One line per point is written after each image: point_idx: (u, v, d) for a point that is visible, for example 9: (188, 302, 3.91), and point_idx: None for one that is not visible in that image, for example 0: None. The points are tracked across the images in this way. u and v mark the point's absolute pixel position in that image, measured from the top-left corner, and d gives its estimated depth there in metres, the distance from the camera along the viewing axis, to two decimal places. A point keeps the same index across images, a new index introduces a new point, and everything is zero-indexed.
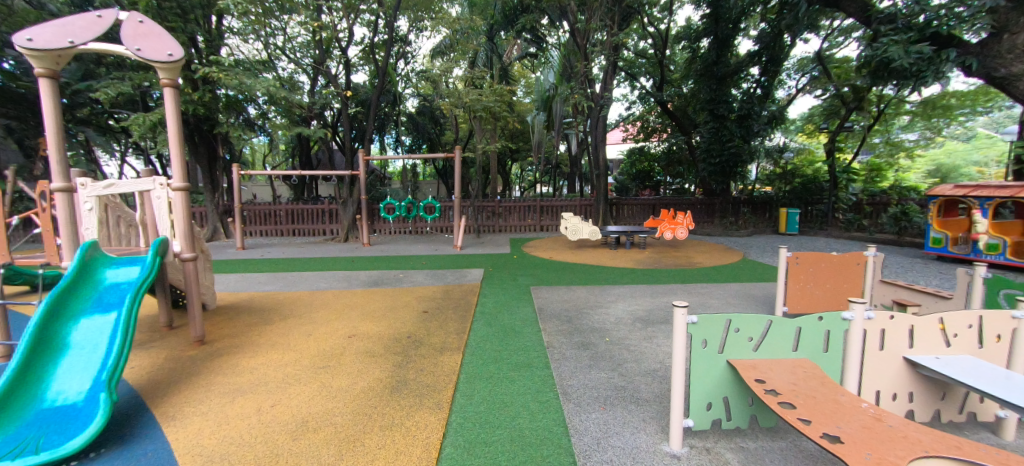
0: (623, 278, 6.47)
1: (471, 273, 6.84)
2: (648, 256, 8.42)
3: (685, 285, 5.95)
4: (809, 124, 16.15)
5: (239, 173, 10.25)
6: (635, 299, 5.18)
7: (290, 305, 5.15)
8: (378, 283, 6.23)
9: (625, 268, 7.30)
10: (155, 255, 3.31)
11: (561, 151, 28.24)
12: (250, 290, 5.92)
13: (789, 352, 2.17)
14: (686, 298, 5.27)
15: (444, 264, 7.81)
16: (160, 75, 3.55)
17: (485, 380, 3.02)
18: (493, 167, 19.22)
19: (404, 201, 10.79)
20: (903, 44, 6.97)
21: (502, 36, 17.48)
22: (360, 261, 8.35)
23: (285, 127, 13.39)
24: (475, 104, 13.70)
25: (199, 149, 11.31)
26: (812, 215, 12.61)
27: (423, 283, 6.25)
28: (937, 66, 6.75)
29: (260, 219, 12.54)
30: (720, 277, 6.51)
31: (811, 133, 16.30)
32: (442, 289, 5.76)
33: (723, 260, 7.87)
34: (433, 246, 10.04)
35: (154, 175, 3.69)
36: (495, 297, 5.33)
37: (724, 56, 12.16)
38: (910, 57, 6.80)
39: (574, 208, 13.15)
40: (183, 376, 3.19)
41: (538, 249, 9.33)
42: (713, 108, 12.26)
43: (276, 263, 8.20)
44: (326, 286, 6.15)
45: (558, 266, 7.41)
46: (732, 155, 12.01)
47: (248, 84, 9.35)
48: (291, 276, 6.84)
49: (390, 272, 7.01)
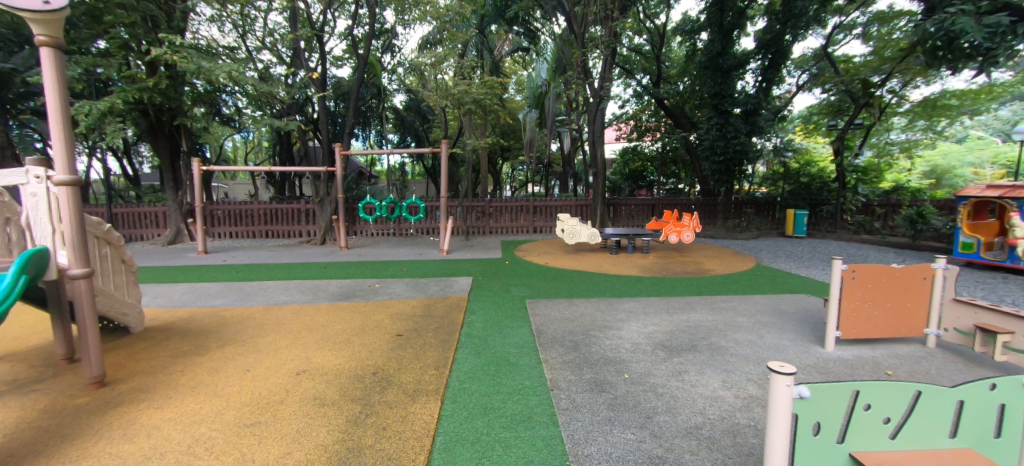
0: (631, 289, 5.65)
1: (457, 284, 5.98)
2: (653, 262, 7.63)
3: (704, 299, 5.15)
4: (809, 124, 15.64)
5: (200, 169, 9.19)
6: (651, 317, 4.37)
7: (235, 325, 4.24)
8: (347, 296, 5.33)
9: (631, 276, 6.49)
10: (16, 275, 2.39)
11: (554, 149, 27.55)
12: (193, 305, 4.99)
13: (941, 440, 1.40)
14: (710, 314, 4.48)
15: (428, 271, 6.93)
16: (32, 29, 2.60)
17: (470, 447, 2.19)
18: (484, 166, 18.37)
19: (385, 200, 9.88)
20: (973, 15, 6.46)
21: (493, 30, 16.68)
22: (332, 267, 7.41)
23: (257, 121, 12.32)
24: (464, 98, 12.85)
25: (159, 142, 10.31)
26: (820, 217, 11.96)
27: (401, 296, 5.37)
28: (1010, 42, 6.18)
29: (229, 220, 11.52)
30: (740, 287, 5.74)
31: (811, 132, 15.80)
32: (422, 305, 4.89)
33: (737, 267, 7.12)
34: (417, 250, 9.14)
35: (30, 165, 2.82)
36: (484, 315, 4.49)
37: (729, 47, 11.42)
38: (983, 30, 6.27)
39: (570, 208, 12.37)
40: (52, 441, 2.30)
41: (532, 253, 8.52)
42: (717, 103, 11.53)
43: (236, 270, 7.23)
44: (285, 298, 5.24)
45: (557, 274, 6.57)
46: (737, 153, 11.25)
47: (206, 68, 8.23)
48: (249, 287, 5.90)
49: (365, 282, 6.12)
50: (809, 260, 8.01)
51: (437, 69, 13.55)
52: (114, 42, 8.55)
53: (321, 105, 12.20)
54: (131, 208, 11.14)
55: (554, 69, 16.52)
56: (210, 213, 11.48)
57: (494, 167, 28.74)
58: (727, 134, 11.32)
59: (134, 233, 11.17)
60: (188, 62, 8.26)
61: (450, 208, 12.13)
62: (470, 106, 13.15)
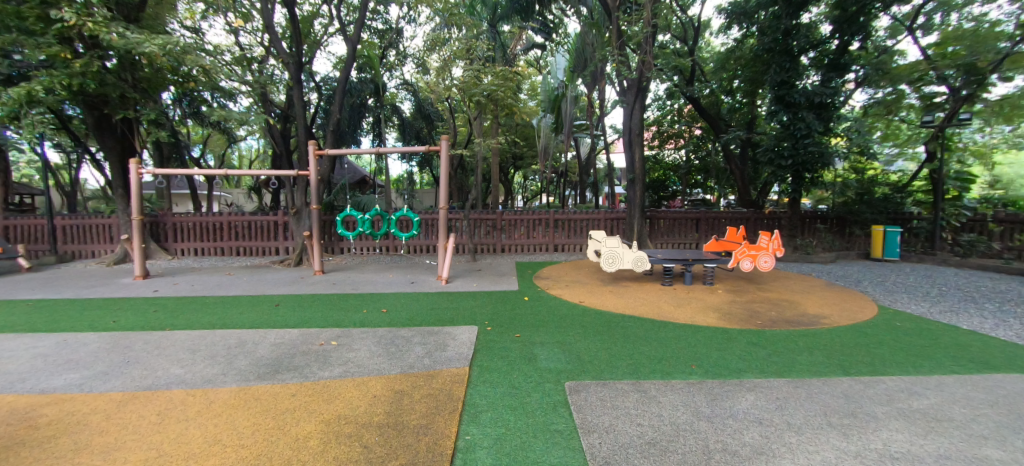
0: (731, 359, 3.54)
1: (455, 341, 3.94)
2: (729, 300, 5.52)
3: (869, 387, 3.02)
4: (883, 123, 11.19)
5: (137, 172, 7.21)
6: (817, 446, 2.26)
7: (29, 451, 2.26)
8: (275, 370, 3.30)
9: (713, 328, 4.36)
10: None
11: (569, 157, 25.64)
12: (20, 386, 3.04)
13: None
14: (925, 438, 2.35)
15: (415, 314, 4.88)
16: None
17: None
18: (492, 175, 16.09)
19: (368, 212, 7.90)
20: None
21: (506, 29, 14.78)
22: (288, 303, 5.44)
23: (225, 115, 10.43)
24: (471, 92, 10.89)
25: (106, 142, 8.59)
26: (910, 235, 9.69)
27: (362, 368, 3.35)
28: None
29: (194, 234, 9.80)
30: (904, 358, 3.58)
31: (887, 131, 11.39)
32: (388, 396, 2.86)
33: (860, 312, 4.93)
34: (408, 276, 7.15)
35: None
36: (492, 433, 2.41)
37: (800, 25, 9.22)
38: None
39: (597, 222, 10.32)
40: None
41: (559, 283, 6.47)
42: (783, 94, 9.31)
43: (158, 307, 5.31)
44: (175, 374, 3.25)
45: (601, 322, 4.50)
46: (812, 155, 8.97)
47: (132, 41, 6.53)
48: (144, 343, 3.93)
49: (318, 336, 4.11)
50: (942, 298, 5.80)
51: (441, 63, 11.55)
52: (32, 12, 6.84)
53: (297, 88, 10.08)
54: (81, 220, 9.54)
55: (572, 67, 14.70)
56: (175, 227, 9.76)
57: (505, 175, 27.00)
58: (795, 133, 9.08)
59: (84, 250, 9.55)
60: (110, 32, 6.55)
61: (453, 221, 10.17)
62: (479, 102, 11.20)
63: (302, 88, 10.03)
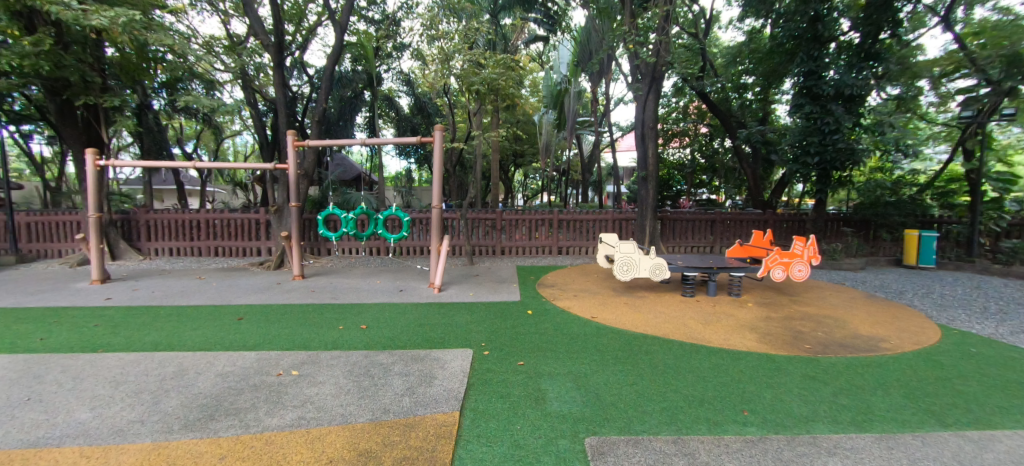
0: (790, 402, 2.81)
1: (444, 370, 3.19)
2: (764, 316, 4.78)
3: (985, 451, 2.28)
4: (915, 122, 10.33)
5: (93, 165, 6.41)
6: None
7: None
8: (207, 416, 2.56)
9: (756, 354, 3.61)
10: None
11: (572, 155, 24.91)
12: None
13: None
14: None
15: (399, 332, 4.13)
16: None
17: None
18: (492, 173, 15.32)
19: (353, 211, 7.12)
20: None
21: (506, 21, 14.01)
22: (254, 316, 4.68)
23: (198, 101, 9.52)
24: (470, 81, 10.13)
25: (68, 131, 7.86)
26: (945, 240, 8.94)
27: (322, 413, 2.60)
28: None
29: (169, 232, 9.06)
30: (1009, 402, 2.83)
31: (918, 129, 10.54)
32: (349, 461, 2.11)
33: (922, 335, 4.20)
34: (397, 282, 6.40)
35: None
36: None
37: (831, 9, 8.46)
38: None
39: (605, 223, 9.58)
40: None
41: (566, 293, 5.74)
42: (811, 85, 8.55)
43: (103, 319, 4.56)
44: (78, 421, 2.51)
45: (621, 345, 3.75)
46: (841, 152, 8.23)
47: (78, 14, 5.83)
48: (61, 372, 3.19)
49: (277, 362, 3.36)
50: (1005, 315, 5.05)
51: (438, 52, 10.76)
52: None
53: (278, 73, 9.26)
54: (47, 216, 8.81)
55: (576, 61, 13.95)
56: (149, 224, 9.03)
57: (505, 173, 26.23)
58: (823, 128, 8.36)
59: (51, 248, 8.83)
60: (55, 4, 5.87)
61: (449, 221, 9.40)
62: (478, 93, 10.43)
63: (284, 74, 9.21)
